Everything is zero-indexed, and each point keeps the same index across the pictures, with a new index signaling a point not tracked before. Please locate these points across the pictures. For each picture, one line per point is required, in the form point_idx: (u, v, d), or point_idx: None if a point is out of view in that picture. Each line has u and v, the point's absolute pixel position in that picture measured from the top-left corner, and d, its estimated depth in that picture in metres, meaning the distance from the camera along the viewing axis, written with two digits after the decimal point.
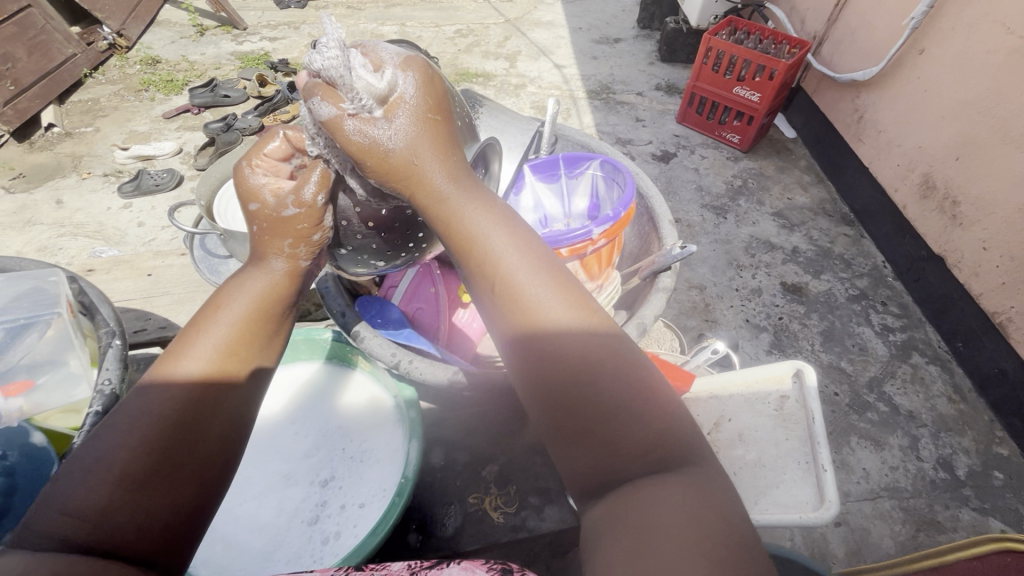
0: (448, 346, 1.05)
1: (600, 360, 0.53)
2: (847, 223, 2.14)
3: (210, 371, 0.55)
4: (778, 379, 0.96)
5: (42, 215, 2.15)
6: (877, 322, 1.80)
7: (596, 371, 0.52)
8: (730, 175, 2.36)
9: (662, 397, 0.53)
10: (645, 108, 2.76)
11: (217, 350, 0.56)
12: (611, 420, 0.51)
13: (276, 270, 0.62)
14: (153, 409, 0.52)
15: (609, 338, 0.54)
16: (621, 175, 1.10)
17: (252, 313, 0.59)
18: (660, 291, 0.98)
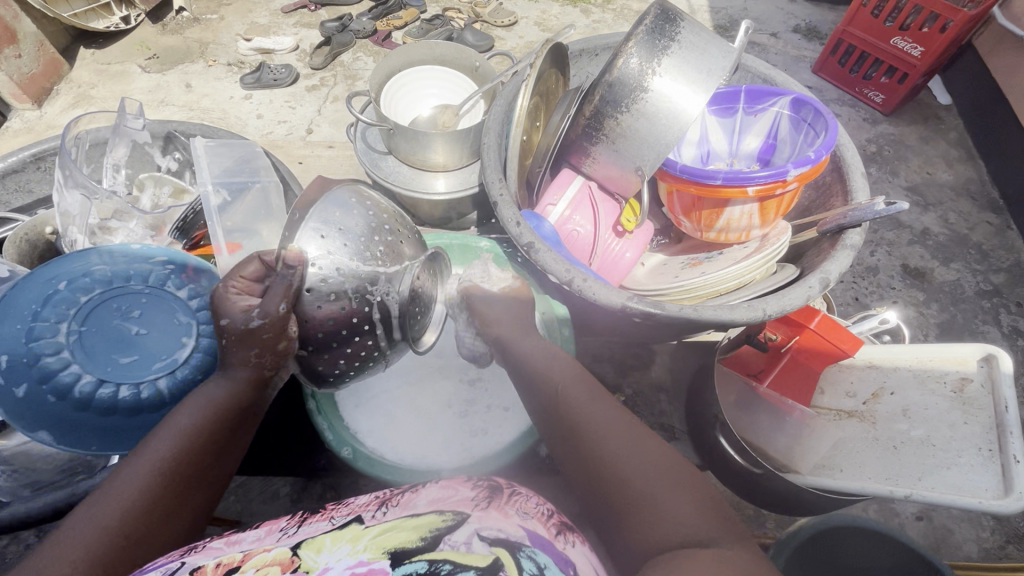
0: (598, 270, 1.08)
1: (629, 443, 0.57)
2: (995, 209, 1.58)
3: (235, 398, 0.63)
4: (960, 359, 0.88)
5: (173, 95, 1.68)
6: (1007, 324, 1.39)
7: (619, 452, 0.56)
8: (863, 139, 1.72)
9: (696, 494, 0.52)
10: (776, 52, 1.96)
11: (234, 394, 0.64)
12: (643, 498, 0.52)
13: (188, 417, 0.61)
14: (120, 514, 0.53)
15: (633, 435, 0.58)
16: (820, 121, 1.00)
17: (202, 425, 0.61)
18: (847, 249, 0.92)
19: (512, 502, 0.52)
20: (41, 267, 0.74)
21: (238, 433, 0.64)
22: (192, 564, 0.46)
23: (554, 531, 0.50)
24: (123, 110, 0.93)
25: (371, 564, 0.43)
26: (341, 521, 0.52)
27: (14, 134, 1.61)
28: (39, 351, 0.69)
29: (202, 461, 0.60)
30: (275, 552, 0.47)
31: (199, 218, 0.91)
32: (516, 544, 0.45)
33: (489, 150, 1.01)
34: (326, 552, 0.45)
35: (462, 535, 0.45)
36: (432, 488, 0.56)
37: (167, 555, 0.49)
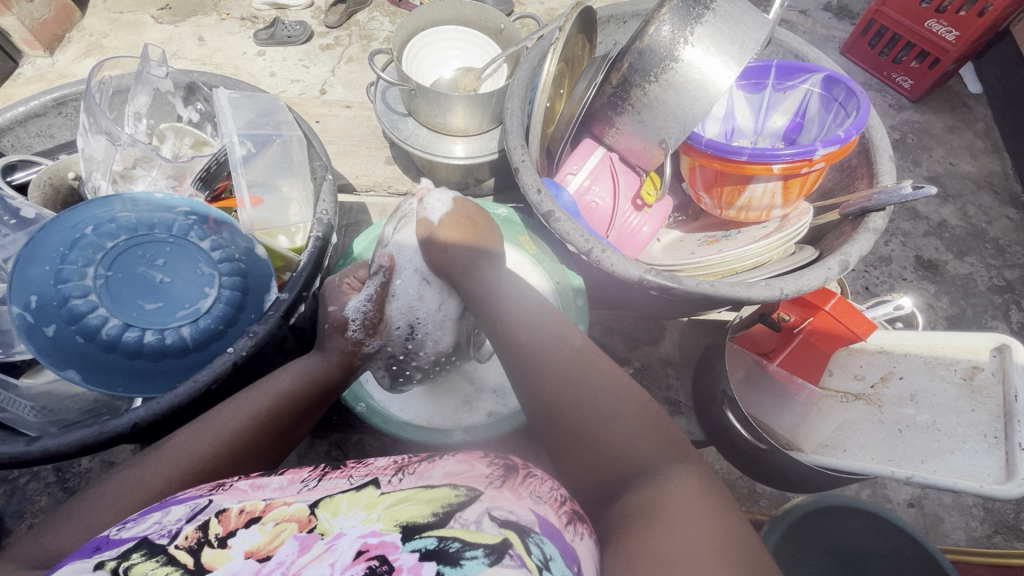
0: (616, 242, 1.08)
1: (576, 377, 0.64)
2: (1016, 204, 1.56)
3: (321, 374, 0.77)
4: (972, 348, 0.88)
5: (186, 48, 1.63)
6: (1017, 321, 1.39)
7: (580, 384, 0.63)
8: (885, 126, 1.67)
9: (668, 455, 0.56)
10: (804, 31, 1.86)
11: (325, 372, 0.77)
12: (628, 470, 0.55)
13: (284, 379, 0.73)
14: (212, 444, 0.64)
15: (620, 396, 0.62)
16: (852, 101, 0.98)
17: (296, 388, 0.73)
18: (869, 232, 0.91)
19: (525, 484, 0.52)
20: (66, 212, 0.75)
21: (310, 410, 0.75)
22: (217, 506, 0.48)
23: (565, 520, 0.50)
24: (146, 57, 0.93)
25: (384, 535, 0.43)
26: (358, 482, 0.52)
27: (25, 81, 1.58)
28: (67, 293, 0.72)
29: (280, 425, 0.70)
30: (294, 508, 0.47)
31: (221, 169, 0.90)
32: (525, 529, 0.45)
33: (513, 114, 0.98)
34: (342, 517, 0.46)
35: (473, 514, 0.46)
36: (448, 460, 0.55)
37: (197, 488, 0.52)
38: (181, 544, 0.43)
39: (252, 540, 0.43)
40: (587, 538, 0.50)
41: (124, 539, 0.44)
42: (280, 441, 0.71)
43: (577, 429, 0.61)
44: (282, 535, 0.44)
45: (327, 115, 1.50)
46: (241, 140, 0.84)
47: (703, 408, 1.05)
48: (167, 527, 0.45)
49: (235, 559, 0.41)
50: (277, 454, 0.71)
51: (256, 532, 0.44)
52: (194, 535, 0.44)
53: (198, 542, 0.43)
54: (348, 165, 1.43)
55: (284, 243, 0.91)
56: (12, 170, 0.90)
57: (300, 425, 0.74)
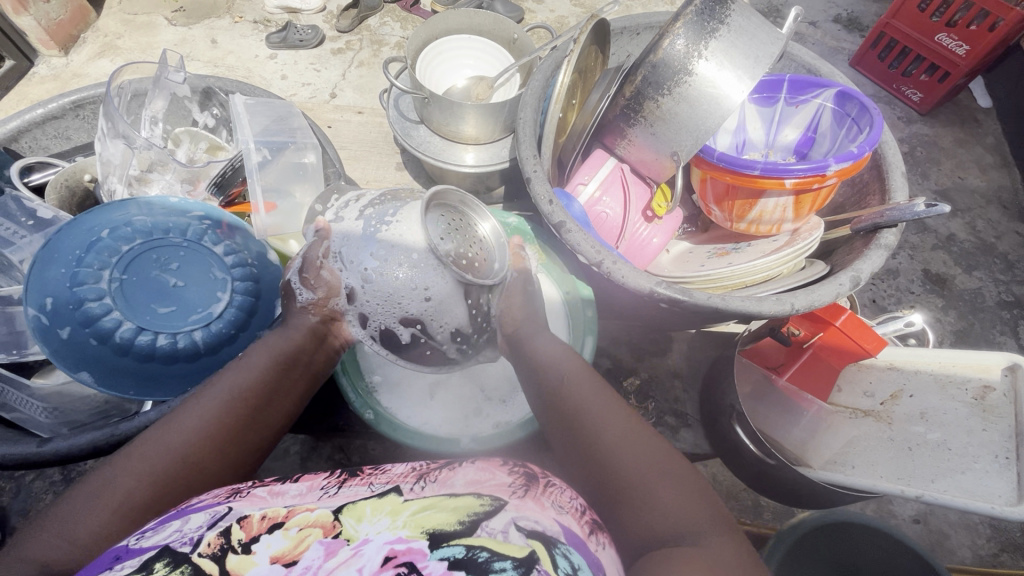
0: (625, 253, 1.08)
1: (630, 428, 0.63)
2: None
3: (291, 346, 0.74)
4: (984, 367, 0.88)
5: (199, 50, 1.65)
6: None
7: (624, 440, 0.61)
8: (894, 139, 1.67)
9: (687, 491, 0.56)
10: (814, 43, 1.86)
11: (292, 342, 0.74)
12: (648, 496, 0.55)
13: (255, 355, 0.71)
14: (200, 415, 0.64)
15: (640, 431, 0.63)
16: (865, 117, 0.98)
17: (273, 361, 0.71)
18: (880, 249, 0.91)
19: (547, 493, 0.52)
20: (83, 216, 0.75)
21: (287, 383, 0.73)
22: (238, 513, 0.48)
23: (587, 530, 0.50)
24: (164, 62, 0.94)
25: (411, 542, 0.43)
26: (379, 489, 0.52)
27: (40, 80, 1.60)
28: (82, 296, 0.72)
29: (252, 405, 0.68)
30: (318, 514, 0.47)
31: (236, 175, 0.90)
32: (551, 539, 0.45)
33: (526, 124, 0.99)
34: (367, 523, 0.46)
35: (499, 523, 0.46)
36: (468, 467, 0.55)
37: (213, 494, 0.53)
38: (205, 552, 0.43)
39: (276, 546, 0.43)
40: (608, 547, 0.51)
41: (144, 548, 0.44)
42: (258, 422, 0.69)
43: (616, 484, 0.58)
44: (308, 540, 0.44)
45: (337, 119, 1.51)
46: (257, 147, 0.84)
47: (710, 420, 1.04)
48: (188, 534, 0.45)
49: (262, 566, 0.42)
50: (260, 437, 0.69)
51: (280, 538, 0.45)
52: (218, 542, 0.44)
53: (222, 548, 0.43)
54: (357, 169, 1.44)
55: (294, 248, 0.91)
56: (29, 172, 0.91)
57: (279, 399, 0.72)
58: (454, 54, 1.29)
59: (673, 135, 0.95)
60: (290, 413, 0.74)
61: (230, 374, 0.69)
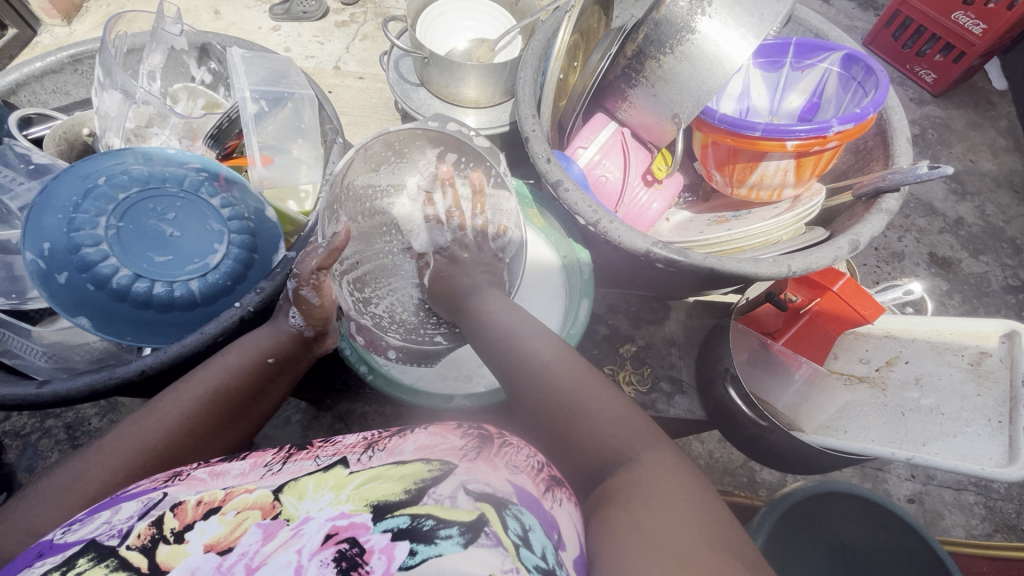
0: (624, 219, 1.07)
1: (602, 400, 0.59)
2: None
3: (274, 345, 0.74)
4: (982, 334, 0.87)
5: (202, 21, 1.62)
6: None
7: (553, 384, 0.62)
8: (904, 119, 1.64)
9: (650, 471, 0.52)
10: (826, 20, 1.82)
11: (278, 347, 0.74)
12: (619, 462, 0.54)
13: (235, 356, 0.70)
14: (180, 412, 0.63)
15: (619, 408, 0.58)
16: (871, 79, 0.96)
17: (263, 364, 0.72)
18: (881, 213, 0.90)
19: (501, 455, 0.53)
20: (79, 162, 0.75)
21: (267, 384, 0.73)
22: (173, 498, 0.47)
23: (543, 488, 0.51)
24: (162, 12, 0.92)
25: (354, 517, 0.43)
26: (325, 462, 0.52)
27: (42, 49, 1.59)
28: (79, 242, 0.72)
29: (235, 402, 0.68)
30: (257, 495, 0.47)
31: (233, 127, 0.91)
32: (502, 501, 0.46)
33: (525, 82, 0.97)
34: (308, 500, 0.46)
35: (448, 488, 0.46)
36: (420, 433, 0.55)
37: (150, 479, 0.52)
38: (134, 543, 0.42)
39: (211, 533, 0.43)
40: (565, 504, 0.52)
41: (70, 543, 0.43)
42: (239, 418, 0.69)
43: (561, 428, 0.60)
44: (244, 524, 0.44)
45: (340, 87, 1.50)
46: (254, 98, 0.85)
47: (707, 385, 1.04)
48: (116, 526, 0.44)
49: (195, 555, 0.41)
50: (238, 432, 0.70)
51: (215, 523, 0.44)
52: (148, 533, 0.43)
53: (152, 540, 0.42)
54: (360, 139, 1.42)
55: (292, 207, 0.91)
56: (28, 124, 0.90)
57: (261, 398, 0.72)
58: (457, 15, 1.26)
59: (678, 93, 0.93)
60: (267, 413, 0.75)
61: (212, 369, 0.68)
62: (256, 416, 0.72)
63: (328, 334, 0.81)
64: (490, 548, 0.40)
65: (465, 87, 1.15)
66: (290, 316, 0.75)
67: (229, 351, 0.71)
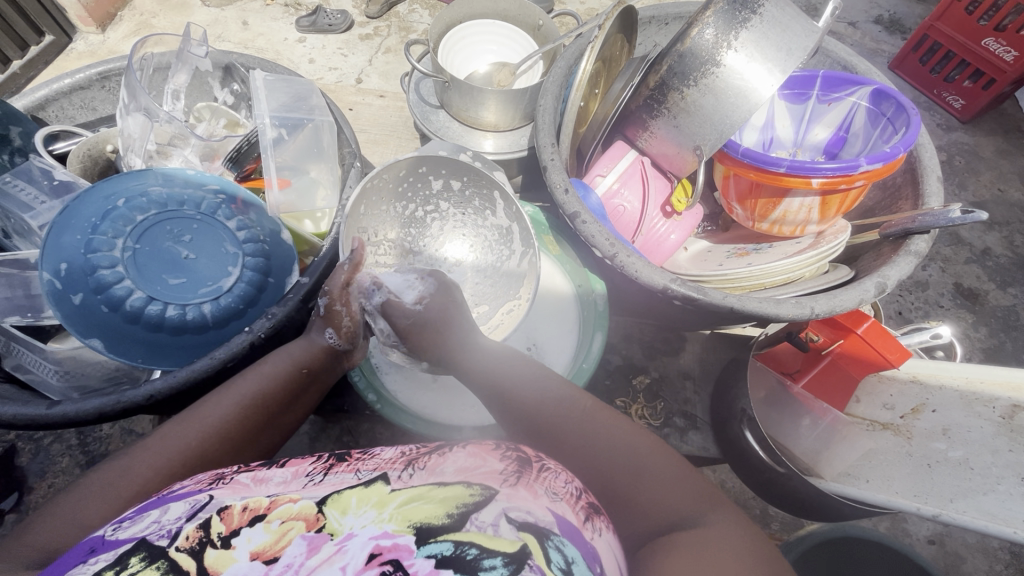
0: (640, 249, 1.05)
1: (601, 431, 0.59)
2: None
3: (312, 358, 0.73)
4: (1015, 385, 0.77)
5: (230, 31, 1.64)
6: None
7: (594, 435, 0.59)
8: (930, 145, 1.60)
9: (654, 482, 0.54)
10: (852, 43, 1.79)
11: (313, 357, 0.73)
12: (630, 482, 0.54)
13: (272, 364, 0.69)
14: (221, 417, 0.62)
15: (617, 431, 0.59)
16: (901, 116, 0.93)
17: (294, 374, 0.70)
18: (910, 256, 0.87)
19: (540, 480, 0.50)
20: (101, 183, 0.77)
21: (303, 393, 0.73)
22: (219, 502, 0.45)
23: (582, 517, 0.49)
24: (188, 35, 0.94)
25: (397, 538, 0.41)
26: (366, 477, 0.49)
27: (77, 56, 1.62)
28: (95, 263, 0.73)
29: (269, 408, 0.67)
30: (302, 505, 0.45)
31: (252, 151, 0.90)
32: (544, 531, 0.43)
33: (544, 108, 0.96)
34: (351, 516, 0.44)
35: (489, 515, 0.44)
36: (459, 453, 0.53)
37: (195, 481, 0.50)
38: (182, 545, 0.40)
39: (257, 541, 0.41)
40: (604, 533, 0.49)
41: (120, 542, 0.42)
42: (272, 424, 0.68)
43: (612, 490, 0.55)
44: (289, 535, 0.42)
45: (360, 103, 1.51)
46: (274, 124, 0.85)
47: (722, 424, 1.01)
48: (166, 526, 0.43)
49: (241, 562, 0.40)
50: (271, 437, 0.69)
51: (261, 531, 0.42)
52: (196, 536, 0.41)
53: (200, 543, 0.41)
54: (375, 154, 1.43)
55: (308, 227, 0.90)
56: (55, 140, 0.92)
57: (292, 406, 0.71)
58: (477, 39, 1.27)
59: (701, 125, 0.92)
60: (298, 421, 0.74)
61: (250, 377, 0.68)
62: (290, 422, 0.71)
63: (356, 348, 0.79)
64: None
65: (482, 109, 1.15)
66: (327, 334, 0.74)
67: (265, 359, 0.70)
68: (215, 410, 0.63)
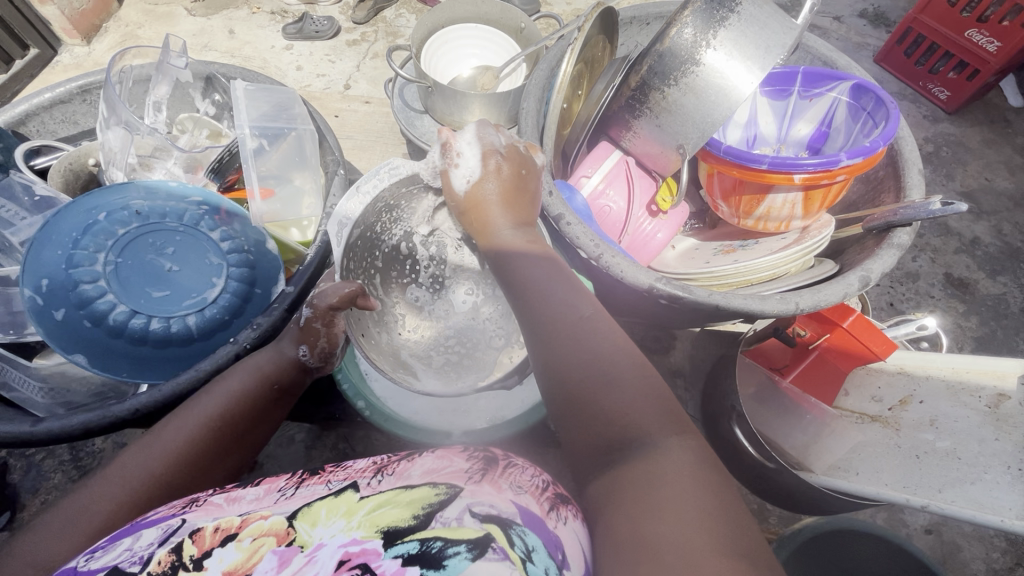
0: (628, 248, 1.06)
1: (581, 338, 0.58)
2: None
3: (279, 370, 0.72)
4: (1000, 374, 0.85)
5: (216, 40, 1.64)
6: None
7: (573, 343, 0.58)
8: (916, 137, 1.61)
9: (618, 397, 0.52)
10: (836, 37, 1.80)
11: (281, 370, 0.72)
12: (594, 397, 0.53)
13: (237, 381, 0.69)
14: (184, 441, 0.62)
15: (596, 339, 0.58)
16: (881, 110, 0.94)
17: (258, 390, 0.69)
18: (892, 248, 0.87)
19: (506, 475, 0.51)
20: (83, 197, 0.77)
21: (271, 407, 0.72)
22: (191, 525, 0.45)
23: (547, 507, 0.49)
24: (167, 47, 0.94)
25: (365, 543, 0.41)
26: (337, 486, 0.50)
27: (63, 69, 1.61)
28: (77, 278, 0.73)
29: (235, 429, 0.67)
30: (272, 521, 0.45)
31: (234, 161, 0.91)
32: (507, 522, 0.44)
33: (527, 111, 0.97)
34: (321, 527, 0.44)
35: (454, 511, 0.44)
36: (427, 457, 0.53)
37: (168, 505, 0.50)
38: (155, 570, 0.40)
39: (228, 560, 0.41)
40: (571, 522, 0.49)
41: (93, 571, 0.41)
42: (240, 443, 0.68)
43: (574, 388, 0.55)
44: (260, 551, 0.41)
45: (348, 110, 1.51)
46: (253, 134, 0.84)
47: (713, 421, 1.01)
48: (138, 553, 0.42)
49: None
50: (240, 455, 0.68)
51: (232, 551, 0.42)
52: (168, 560, 0.41)
53: (172, 566, 0.40)
54: (363, 160, 1.43)
55: (295, 237, 0.91)
56: (35, 155, 0.91)
57: (259, 423, 0.70)
58: (460, 43, 1.27)
59: (683, 124, 0.92)
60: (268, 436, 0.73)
61: (213, 396, 0.67)
62: (261, 438, 0.71)
63: (330, 359, 0.77)
64: (498, 562, 0.39)
65: (466, 114, 1.15)
66: (299, 350, 0.73)
67: (229, 374, 0.69)
68: (178, 434, 0.62)
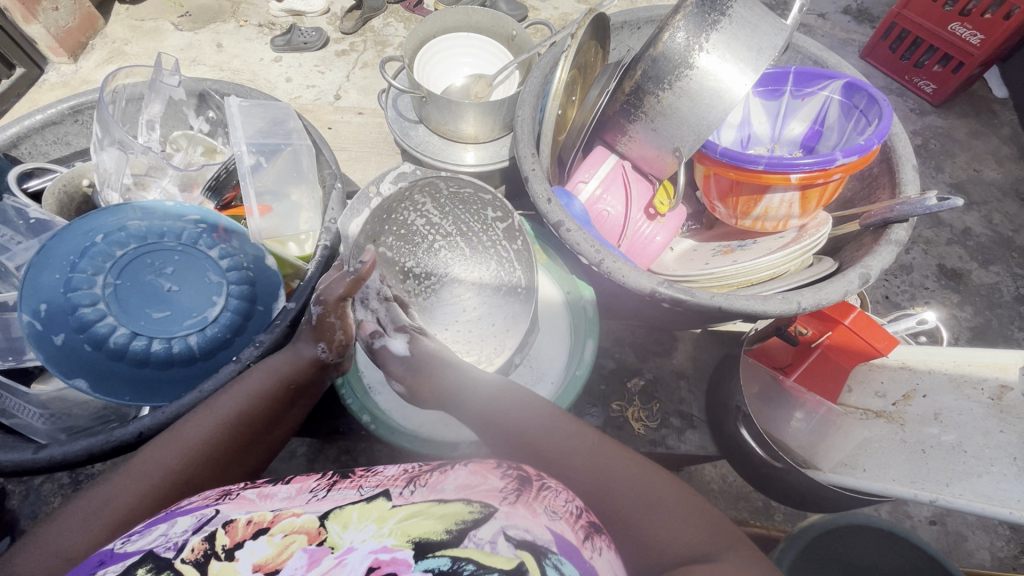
0: (627, 252, 1.05)
1: (601, 464, 0.57)
2: None
3: (299, 370, 0.71)
4: (1002, 366, 0.85)
5: (204, 55, 1.63)
6: None
7: (597, 467, 0.57)
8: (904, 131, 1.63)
9: (660, 517, 0.51)
10: (822, 34, 1.82)
11: (299, 369, 0.71)
12: (634, 516, 0.52)
13: (257, 378, 0.68)
14: (206, 436, 0.61)
15: (621, 463, 0.57)
16: (874, 108, 0.95)
17: (278, 389, 0.68)
18: (891, 244, 0.88)
19: (540, 499, 0.49)
20: (78, 221, 0.76)
21: (289, 406, 0.70)
22: (224, 516, 0.45)
23: (582, 536, 0.47)
24: (160, 65, 0.93)
25: (395, 552, 0.41)
26: (369, 492, 0.49)
27: (49, 87, 1.59)
28: (76, 302, 0.72)
29: (255, 426, 0.65)
30: (304, 519, 0.45)
31: (231, 178, 0.90)
32: (542, 549, 0.43)
33: (522, 118, 0.97)
34: (352, 530, 0.44)
35: (488, 533, 0.43)
36: (461, 469, 0.51)
37: (203, 495, 0.49)
38: (188, 557, 0.41)
39: (259, 553, 0.41)
40: (606, 553, 0.47)
41: (128, 553, 0.42)
42: (260, 441, 0.66)
43: (612, 516, 0.53)
44: (291, 547, 0.42)
45: (339, 121, 1.51)
46: (251, 151, 0.84)
47: (718, 422, 1.01)
48: (172, 539, 0.43)
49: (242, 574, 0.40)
50: (259, 453, 0.67)
51: (264, 544, 0.42)
52: (201, 548, 0.41)
53: (205, 555, 0.41)
54: (357, 170, 1.42)
55: (292, 251, 0.90)
56: (28, 178, 0.90)
57: (280, 422, 0.69)
58: (452, 51, 1.27)
59: (678, 127, 0.93)
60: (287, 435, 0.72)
61: (232, 394, 0.66)
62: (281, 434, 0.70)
63: (346, 358, 0.77)
64: None
65: (460, 123, 1.15)
66: (318, 347, 0.72)
67: (250, 372, 0.68)
68: (199, 429, 0.61)
